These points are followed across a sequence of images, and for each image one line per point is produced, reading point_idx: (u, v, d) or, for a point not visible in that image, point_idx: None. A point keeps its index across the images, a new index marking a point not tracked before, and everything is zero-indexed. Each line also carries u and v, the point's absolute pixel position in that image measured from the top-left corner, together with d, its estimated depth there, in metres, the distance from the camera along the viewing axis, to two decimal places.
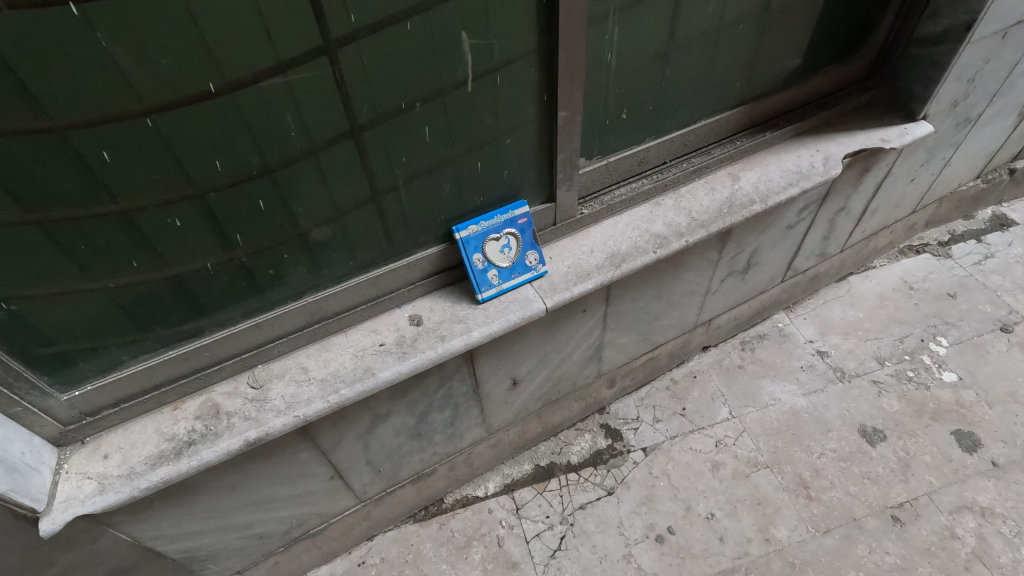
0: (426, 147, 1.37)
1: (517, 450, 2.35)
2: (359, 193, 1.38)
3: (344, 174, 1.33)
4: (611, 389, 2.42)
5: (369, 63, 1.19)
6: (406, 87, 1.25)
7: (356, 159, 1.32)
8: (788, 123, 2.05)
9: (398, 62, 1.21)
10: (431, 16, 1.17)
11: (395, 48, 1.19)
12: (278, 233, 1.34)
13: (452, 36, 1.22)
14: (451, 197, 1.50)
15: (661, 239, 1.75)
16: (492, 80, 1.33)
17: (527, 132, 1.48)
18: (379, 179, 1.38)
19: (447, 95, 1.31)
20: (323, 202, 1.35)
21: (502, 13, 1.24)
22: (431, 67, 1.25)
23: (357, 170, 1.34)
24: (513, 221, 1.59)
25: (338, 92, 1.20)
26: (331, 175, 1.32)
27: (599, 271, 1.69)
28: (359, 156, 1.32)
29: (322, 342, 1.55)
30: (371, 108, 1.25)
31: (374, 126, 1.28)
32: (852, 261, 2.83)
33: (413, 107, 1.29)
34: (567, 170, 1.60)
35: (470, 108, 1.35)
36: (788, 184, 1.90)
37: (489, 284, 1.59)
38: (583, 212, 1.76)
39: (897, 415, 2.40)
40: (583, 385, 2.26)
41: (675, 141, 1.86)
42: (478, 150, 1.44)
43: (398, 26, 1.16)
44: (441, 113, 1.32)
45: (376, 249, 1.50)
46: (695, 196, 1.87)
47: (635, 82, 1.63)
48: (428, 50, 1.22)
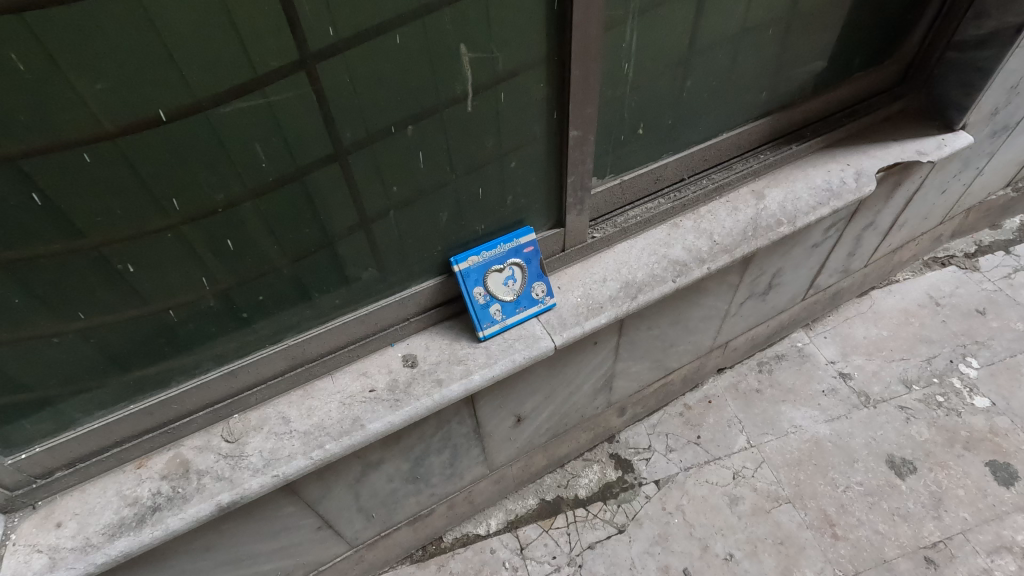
0: (420, 172, 1.21)
1: (521, 484, 2.19)
2: (344, 224, 1.22)
3: (327, 206, 1.16)
4: (621, 417, 2.26)
5: (353, 79, 1.02)
6: (396, 107, 1.09)
7: (338, 188, 1.15)
8: (815, 134, 1.88)
9: (387, 78, 1.04)
10: (425, 25, 1.01)
11: (382, 63, 1.02)
12: (252, 272, 1.17)
13: (449, 47, 1.05)
14: (447, 226, 1.34)
15: (681, 266, 1.59)
16: (494, 98, 1.16)
17: (533, 154, 1.31)
18: (366, 208, 1.21)
19: (443, 114, 1.14)
20: (303, 236, 1.18)
21: (507, 22, 1.07)
22: (426, 83, 1.08)
23: (341, 200, 1.17)
24: (518, 251, 1.42)
25: (317, 114, 1.03)
26: (312, 206, 1.15)
27: (612, 303, 1.53)
28: (344, 185, 1.15)
29: (305, 387, 1.39)
30: (356, 131, 1.09)
31: (360, 151, 1.12)
32: (875, 275, 2.67)
33: (404, 129, 1.13)
34: (578, 193, 1.43)
35: (470, 128, 1.18)
36: (818, 204, 1.74)
37: (492, 320, 1.44)
38: (595, 236, 1.60)
39: (927, 444, 2.25)
40: (593, 415, 2.10)
41: (695, 156, 1.69)
42: (478, 175, 1.28)
43: (386, 36, 0.99)
44: (436, 135, 1.16)
45: (364, 284, 1.34)
46: (716, 216, 1.71)
47: (652, 93, 1.47)
48: (420, 65, 1.05)
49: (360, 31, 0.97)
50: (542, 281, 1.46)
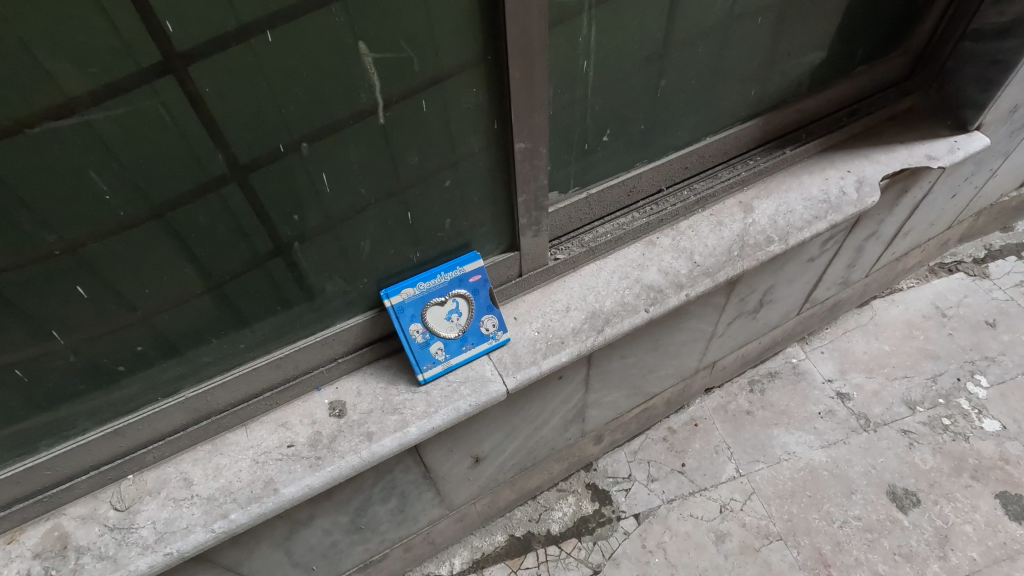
0: (328, 196, 1.01)
1: (488, 519, 2.01)
2: (240, 260, 1.01)
3: (211, 239, 0.96)
4: (598, 445, 2.08)
5: (222, 89, 0.82)
6: (285, 120, 0.89)
7: (222, 219, 0.95)
8: (812, 136, 1.67)
9: (266, 87, 0.84)
10: (308, 19, 0.80)
11: (257, 68, 0.82)
12: (125, 317, 0.98)
13: (344, 46, 0.84)
14: (372, 256, 1.14)
15: (655, 292, 1.39)
16: (414, 107, 0.96)
17: (472, 170, 1.11)
18: (265, 241, 1.01)
19: (349, 128, 0.94)
20: (186, 274, 0.98)
21: (422, 14, 0.86)
22: (320, 92, 0.88)
23: (229, 233, 0.97)
24: (463, 280, 1.22)
25: (180, 133, 0.83)
26: (192, 239, 0.95)
27: (575, 338, 1.33)
28: (231, 215, 0.95)
29: (214, 442, 1.19)
30: (236, 152, 0.89)
31: (246, 175, 0.92)
32: (877, 284, 2.46)
33: (300, 147, 0.93)
34: (532, 213, 1.23)
35: (385, 143, 0.99)
36: (814, 217, 1.53)
37: (433, 361, 1.24)
38: (557, 259, 1.40)
39: (931, 473, 2.06)
40: (565, 446, 1.92)
41: (673, 165, 1.49)
42: (405, 195, 1.08)
43: (256, 33, 0.79)
44: (344, 152, 0.96)
45: (274, 325, 1.14)
46: (698, 232, 1.50)
47: (620, 95, 1.26)
48: (310, 70, 0.85)
49: (229, 25, 0.77)
50: (493, 314, 1.27)
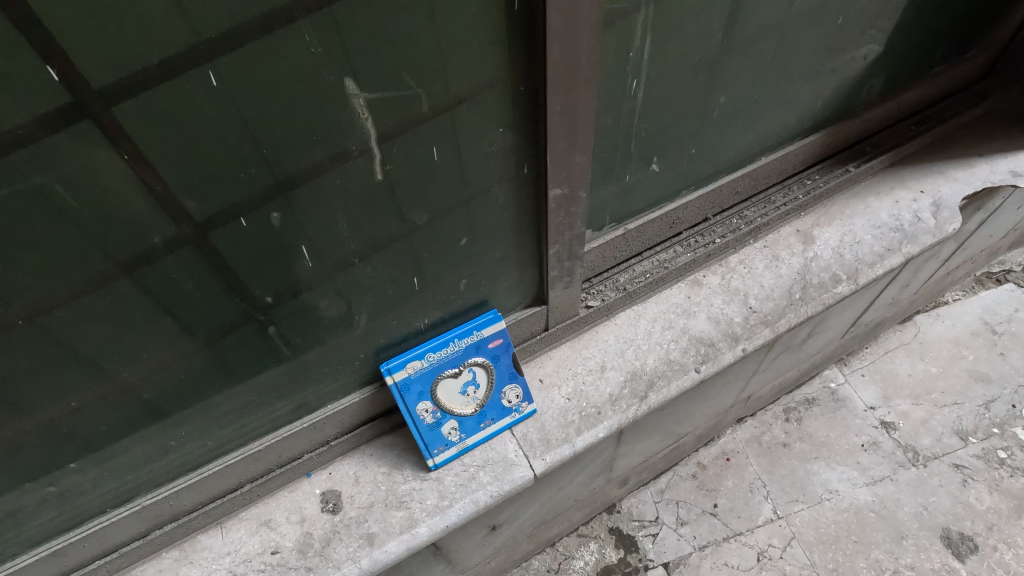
0: (309, 266, 0.80)
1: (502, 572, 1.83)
2: (200, 345, 0.81)
3: (161, 325, 0.76)
4: (623, 487, 1.88)
5: (156, 148, 0.60)
6: (247, 182, 0.68)
7: (169, 305, 0.74)
8: (878, 149, 1.43)
9: (218, 144, 0.63)
10: (269, 53, 0.59)
11: (203, 120, 0.60)
12: (51, 423, 0.77)
13: (320, 86, 0.63)
14: (366, 327, 0.94)
15: (706, 347, 1.17)
16: (417, 156, 0.74)
17: (491, 224, 0.89)
18: (231, 323, 0.81)
19: (331, 176, 0.72)
20: (131, 365, 0.78)
21: (430, 28, 0.63)
22: (291, 145, 0.67)
23: (182, 318, 0.77)
24: (481, 347, 1.01)
25: (105, 202, 0.62)
26: (136, 329, 0.74)
27: (614, 406, 1.11)
28: (185, 295, 0.74)
29: (183, 547, 0.99)
30: (184, 221, 0.68)
31: (199, 251, 0.71)
32: (923, 299, 2.25)
33: (269, 214, 0.72)
34: (565, 263, 1.00)
35: (379, 200, 0.77)
36: (887, 249, 1.30)
37: (445, 445, 1.03)
38: (589, 307, 1.18)
39: (989, 515, 1.88)
40: (589, 494, 1.72)
41: (722, 190, 1.26)
42: (410, 250, 0.86)
43: (196, 73, 0.57)
44: (327, 203, 0.74)
45: (248, 415, 0.94)
46: (751, 269, 1.28)
47: (669, 116, 1.03)
48: (278, 106, 0.63)
49: (161, 56, 0.55)
50: (517, 384, 1.05)
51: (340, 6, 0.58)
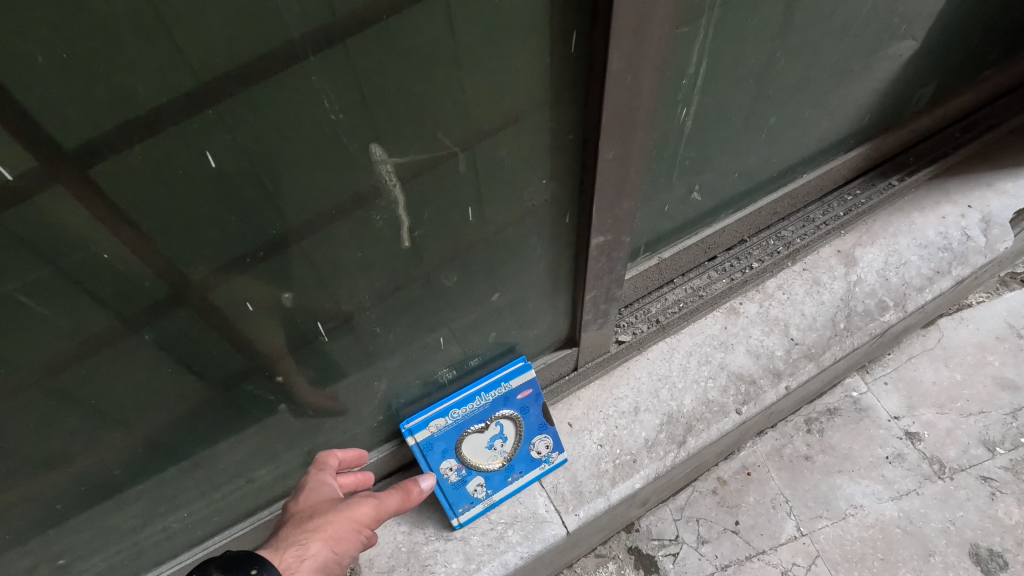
0: (325, 341, 0.75)
1: None
2: (202, 424, 0.75)
3: (159, 412, 0.70)
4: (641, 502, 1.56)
5: (147, 242, 0.52)
6: (255, 265, 0.60)
7: (177, 418, 0.72)
8: (921, 160, 1.32)
9: (223, 227, 0.54)
10: (279, 127, 0.49)
11: (204, 205, 0.52)
12: (62, 530, 0.77)
13: (341, 155, 0.54)
14: (389, 383, 0.87)
15: (747, 385, 1.09)
16: (448, 218, 0.66)
17: (525, 274, 0.80)
18: (235, 398, 0.75)
19: (344, 222, 0.61)
20: (128, 450, 0.72)
21: (466, 55, 0.51)
22: (307, 219, 0.58)
23: (193, 426, 0.74)
24: (509, 398, 0.95)
25: (91, 304, 0.55)
26: (130, 418, 0.68)
27: (650, 454, 1.03)
28: (186, 380, 0.68)
29: None
30: (186, 309, 0.60)
31: (202, 335, 0.64)
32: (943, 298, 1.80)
33: (279, 295, 0.65)
34: (601, 306, 0.91)
35: (404, 264, 0.69)
36: (936, 271, 1.22)
37: (471, 503, 0.95)
38: (619, 343, 1.08)
39: None
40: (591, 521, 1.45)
41: (761, 212, 1.17)
42: (439, 303, 0.78)
43: (194, 157, 0.48)
44: (340, 251, 0.63)
45: (252, 492, 0.94)
46: (791, 296, 1.20)
47: (716, 143, 0.94)
48: (286, 153, 0.51)
49: (151, 142, 0.46)
50: (548, 434, 0.97)
51: (363, 50, 0.48)
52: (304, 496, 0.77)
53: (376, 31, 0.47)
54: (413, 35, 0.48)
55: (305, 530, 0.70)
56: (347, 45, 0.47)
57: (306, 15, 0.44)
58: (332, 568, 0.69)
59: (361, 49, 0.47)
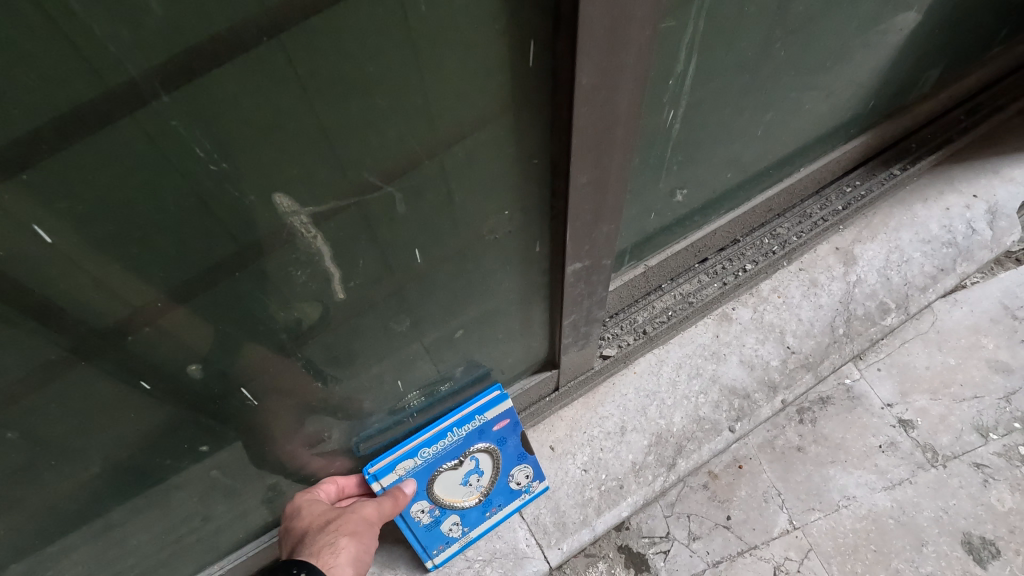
0: (256, 405, 0.66)
1: None
2: (124, 498, 0.67)
3: (68, 496, 0.61)
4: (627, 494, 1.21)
5: (11, 328, 0.43)
6: (151, 339, 0.51)
7: (107, 486, 0.63)
8: (924, 146, 1.24)
9: (90, 300, 0.45)
10: (135, 187, 0.39)
11: (56, 280, 0.42)
12: None
13: (230, 211, 0.44)
14: (348, 423, 0.80)
15: (741, 400, 1.02)
16: (386, 263, 0.56)
17: (492, 305, 0.72)
18: (158, 470, 0.66)
19: (251, 275, 0.50)
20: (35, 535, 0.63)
21: (388, 81, 0.41)
22: (201, 282, 0.48)
23: (128, 492, 0.66)
24: (485, 431, 0.84)
25: None
26: (30, 506, 0.60)
27: (637, 479, 0.96)
28: (102, 456, 0.59)
29: None
30: (71, 391, 0.51)
31: (98, 415, 0.55)
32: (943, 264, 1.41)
33: (185, 367, 0.56)
34: (582, 329, 0.83)
35: (344, 313, 0.60)
36: (940, 269, 1.14)
37: (445, 541, 0.88)
38: (604, 358, 1.00)
39: None
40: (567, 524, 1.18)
41: (755, 209, 1.08)
42: (392, 341, 0.69)
43: (25, 229, 0.38)
44: (255, 302, 0.53)
45: (207, 547, 0.85)
46: (787, 299, 1.12)
47: (707, 143, 0.85)
48: (166, 204, 0.41)
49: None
50: (528, 463, 0.89)
51: (250, 82, 0.37)
52: (306, 509, 0.76)
53: (253, 62, 0.36)
54: (304, 65, 0.38)
55: (326, 533, 0.70)
56: (226, 76, 0.36)
57: (148, 55, 0.33)
58: (362, 561, 0.70)
59: (246, 80, 0.37)
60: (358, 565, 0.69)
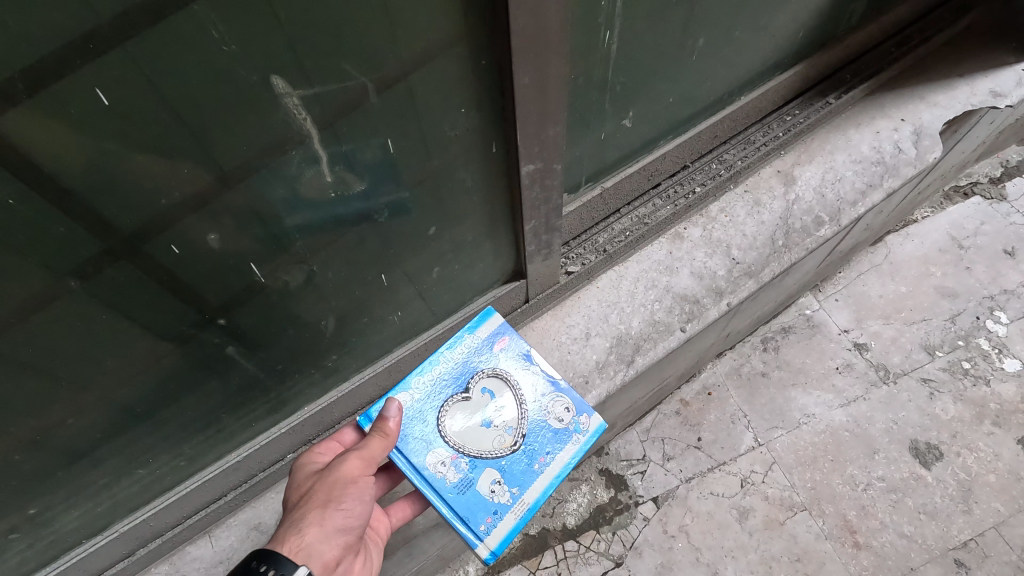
0: (265, 285, 0.76)
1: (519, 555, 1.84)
2: (153, 380, 0.77)
3: (112, 365, 0.71)
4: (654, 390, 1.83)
5: (89, 198, 0.56)
6: (189, 224, 0.63)
7: (145, 361, 0.74)
8: (858, 77, 1.36)
9: (141, 180, 0.57)
10: (168, 60, 0.49)
11: (106, 144, 0.52)
12: (52, 483, 0.79)
13: (247, 100, 0.55)
14: (338, 329, 0.89)
15: (691, 304, 1.15)
16: (369, 156, 0.67)
17: (461, 209, 0.83)
18: (184, 351, 0.76)
19: (268, 170, 0.63)
20: (83, 407, 0.73)
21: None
22: (220, 154, 0.58)
23: (164, 373, 0.77)
24: (483, 355, 0.96)
25: (49, 260, 0.58)
26: (80, 378, 0.70)
27: (601, 374, 1.08)
28: (146, 332, 0.71)
29: (172, 560, 0.99)
30: (116, 251, 0.61)
31: (134, 276, 0.64)
32: (858, 242, 2.15)
33: (205, 237, 0.65)
34: (543, 238, 0.94)
35: (335, 206, 0.71)
36: (868, 186, 1.27)
37: (496, 513, 0.87)
38: (569, 272, 1.12)
39: (953, 423, 1.97)
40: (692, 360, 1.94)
41: (702, 136, 1.20)
42: (379, 244, 0.80)
43: (83, 93, 0.48)
44: (275, 196, 0.66)
45: (228, 436, 0.93)
46: (733, 218, 1.24)
47: (649, 68, 0.95)
48: (206, 99, 0.53)
49: (33, 76, 0.45)
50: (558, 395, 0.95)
51: None
52: (290, 489, 0.80)
53: None
54: None
55: (296, 510, 0.73)
56: None
57: None
58: (342, 528, 0.73)
59: None
60: (337, 535, 0.72)
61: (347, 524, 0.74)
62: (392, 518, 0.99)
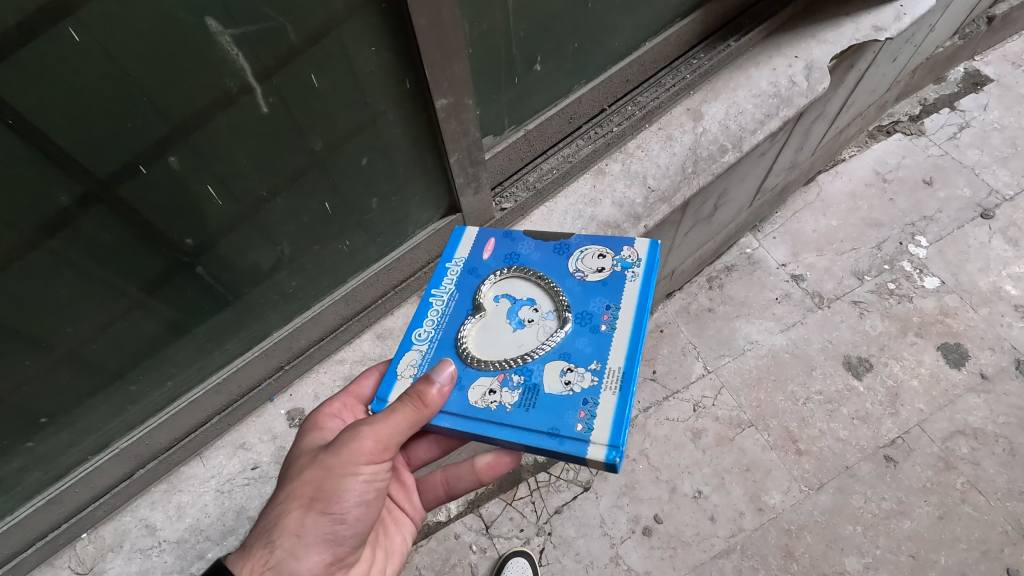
0: (228, 220, 0.89)
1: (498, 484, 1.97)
2: (141, 310, 0.90)
3: (104, 292, 0.84)
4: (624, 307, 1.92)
5: (76, 142, 0.68)
6: (162, 166, 0.77)
7: (130, 287, 0.86)
8: (755, 22, 1.52)
9: (119, 125, 0.70)
10: (116, 2, 0.61)
11: (77, 79, 0.64)
12: (60, 403, 0.92)
13: (199, 47, 0.69)
14: (294, 256, 1.03)
15: (614, 230, 1.29)
16: (302, 95, 0.81)
17: (387, 140, 0.97)
18: (164, 280, 0.89)
19: (221, 113, 0.76)
20: (79, 329, 0.86)
21: None
22: (176, 92, 0.71)
23: (147, 301, 0.90)
24: (476, 267, 0.98)
25: (43, 194, 0.71)
26: (77, 303, 0.83)
27: None
28: (130, 263, 0.84)
29: (169, 480, 1.13)
30: (99, 189, 0.74)
31: (114, 205, 0.77)
32: (789, 184, 2.33)
33: (166, 162, 0.77)
34: (468, 170, 1.11)
35: (282, 144, 0.85)
36: (766, 116, 1.43)
37: (587, 401, 0.79)
38: (502, 208, 1.27)
39: (881, 338, 2.16)
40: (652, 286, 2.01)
41: (614, 80, 1.35)
42: (322, 179, 0.94)
43: (53, 36, 0.60)
44: (230, 137, 0.79)
45: (209, 363, 1.07)
46: (648, 152, 1.38)
47: (548, 16, 1.08)
48: (165, 47, 0.66)
49: (23, 26, 0.58)
50: (578, 258, 0.95)
51: None
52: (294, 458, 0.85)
53: None
54: None
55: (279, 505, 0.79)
56: None
57: None
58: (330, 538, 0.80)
59: None
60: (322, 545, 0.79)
61: (331, 532, 0.79)
62: (421, 496, 1.06)
